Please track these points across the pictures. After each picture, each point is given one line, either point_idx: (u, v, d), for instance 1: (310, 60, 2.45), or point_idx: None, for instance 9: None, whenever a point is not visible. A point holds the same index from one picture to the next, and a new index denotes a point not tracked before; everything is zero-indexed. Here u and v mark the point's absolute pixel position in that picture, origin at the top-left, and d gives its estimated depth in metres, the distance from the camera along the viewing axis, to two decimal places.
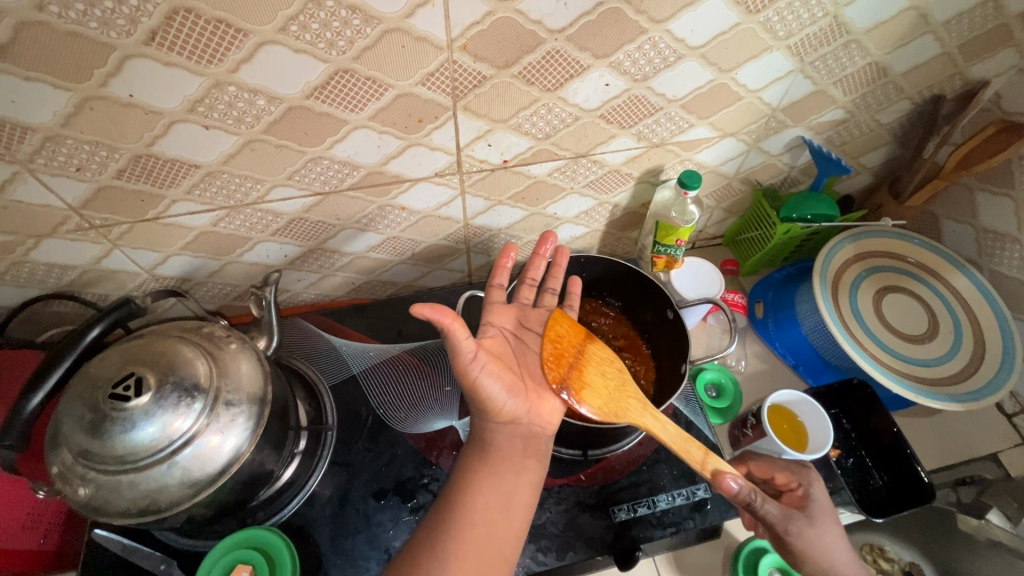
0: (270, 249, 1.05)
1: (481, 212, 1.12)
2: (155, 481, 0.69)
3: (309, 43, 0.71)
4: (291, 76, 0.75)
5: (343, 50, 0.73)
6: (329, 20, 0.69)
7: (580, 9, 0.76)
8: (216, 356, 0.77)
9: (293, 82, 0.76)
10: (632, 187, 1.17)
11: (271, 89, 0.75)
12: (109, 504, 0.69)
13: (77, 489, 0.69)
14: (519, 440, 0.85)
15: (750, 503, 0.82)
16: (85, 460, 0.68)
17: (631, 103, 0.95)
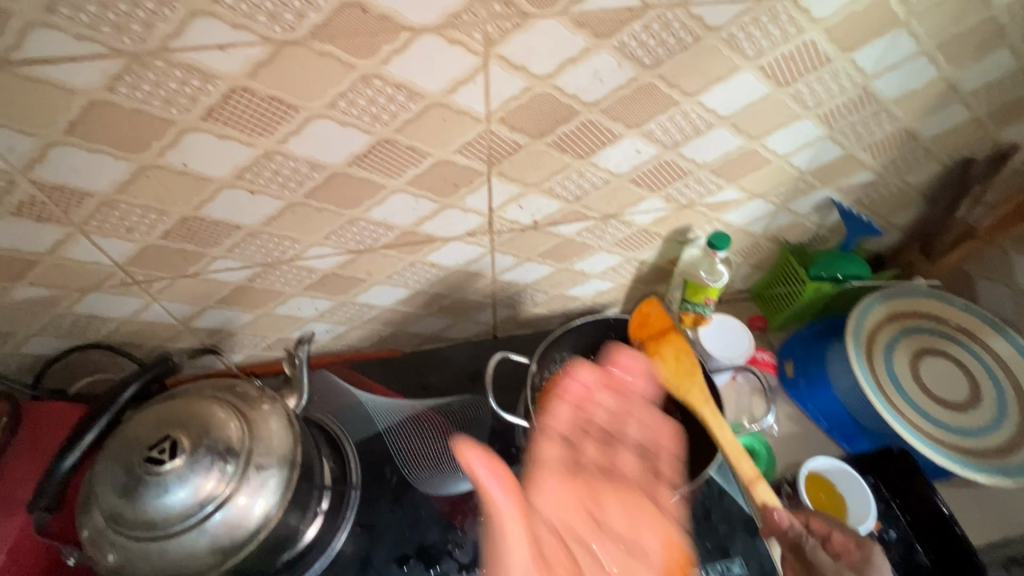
0: (302, 302, 1.07)
1: (509, 268, 1.13)
2: (184, 547, 0.68)
3: (355, 117, 0.74)
4: (336, 146, 0.78)
5: (387, 122, 0.76)
6: (375, 97, 0.72)
7: (615, 83, 0.78)
8: (248, 417, 0.78)
9: (337, 151, 0.78)
10: (659, 245, 1.18)
11: (316, 157, 0.78)
12: (137, 569, 0.68)
13: (108, 555, 0.69)
14: None
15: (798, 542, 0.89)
16: (117, 525, 0.68)
17: (662, 168, 0.96)
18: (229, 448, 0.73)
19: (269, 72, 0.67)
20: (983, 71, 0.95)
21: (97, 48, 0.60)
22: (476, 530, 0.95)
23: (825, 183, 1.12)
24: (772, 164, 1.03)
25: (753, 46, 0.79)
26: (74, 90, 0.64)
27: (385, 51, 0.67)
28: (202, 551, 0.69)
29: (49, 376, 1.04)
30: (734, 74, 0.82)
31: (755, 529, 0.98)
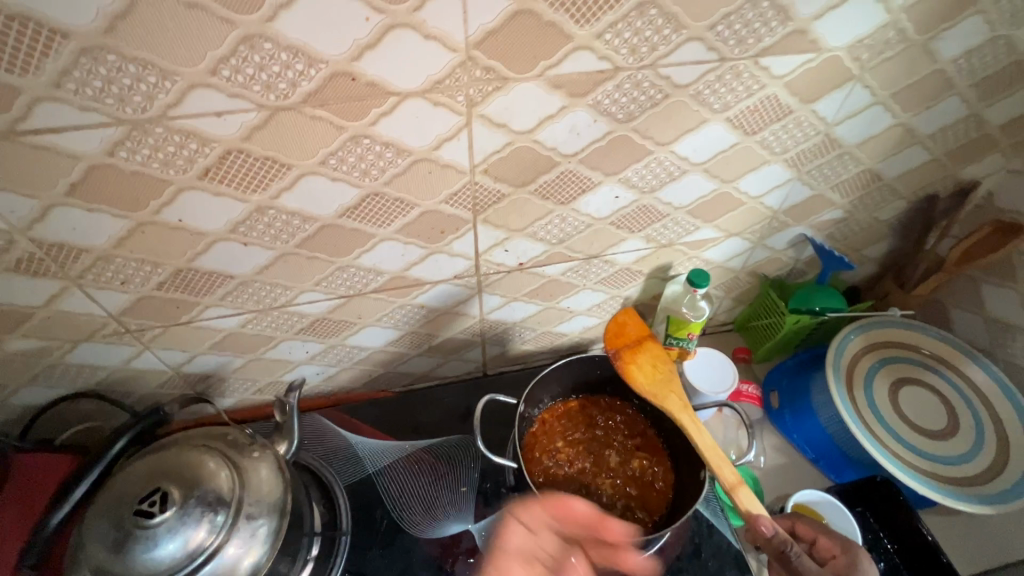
0: (294, 346, 1.08)
1: (497, 308, 1.15)
2: None
3: (344, 172, 0.78)
4: (326, 200, 0.81)
5: (375, 177, 0.80)
6: (364, 154, 0.76)
7: (591, 136, 0.83)
8: (240, 466, 0.78)
9: (328, 204, 0.82)
10: (642, 282, 1.21)
11: (307, 210, 0.82)
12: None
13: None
14: None
15: (784, 553, 0.87)
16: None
17: (640, 211, 1.01)
18: (219, 498, 0.74)
19: (264, 135, 0.70)
20: (937, 117, 1.01)
21: (100, 118, 0.64)
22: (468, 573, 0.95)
23: (798, 221, 1.17)
24: (746, 204, 1.08)
25: (720, 100, 0.84)
26: (76, 156, 0.67)
27: (374, 113, 0.71)
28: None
29: (38, 426, 1.04)
30: (703, 126, 0.87)
31: (744, 564, 0.98)
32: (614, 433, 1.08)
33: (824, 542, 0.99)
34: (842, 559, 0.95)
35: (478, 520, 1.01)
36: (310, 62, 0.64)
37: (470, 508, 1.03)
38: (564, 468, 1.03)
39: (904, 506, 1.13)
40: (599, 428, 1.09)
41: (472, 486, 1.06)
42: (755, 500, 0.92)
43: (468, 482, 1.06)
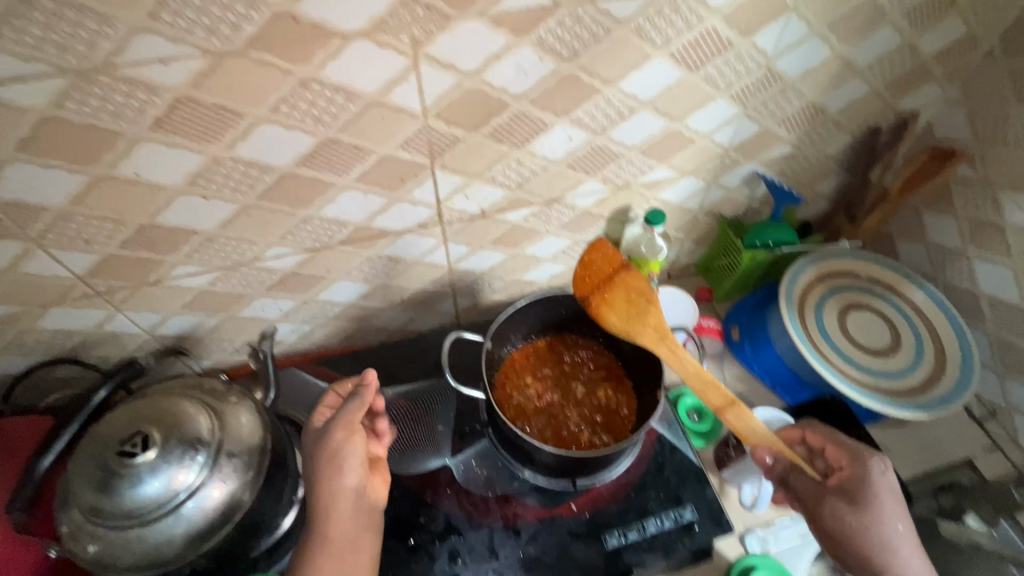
0: (266, 303, 1.11)
1: (464, 257, 1.19)
2: (161, 534, 0.73)
3: (297, 120, 0.79)
4: (282, 149, 0.83)
5: (329, 123, 0.81)
6: (315, 100, 0.78)
7: (539, 75, 0.85)
8: (218, 410, 0.82)
9: (285, 153, 0.83)
10: (604, 226, 1.25)
11: (264, 160, 0.83)
12: (120, 555, 0.72)
13: (89, 545, 0.72)
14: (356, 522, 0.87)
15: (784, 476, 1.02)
16: (98, 516, 0.72)
17: (594, 152, 1.04)
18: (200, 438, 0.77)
19: (213, 82, 0.71)
20: (873, 47, 1.05)
21: (44, 68, 0.64)
22: (447, 502, 1.02)
23: (749, 158, 1.21)
24: (698, 142, 1.11)
25: (661, 35, 0.87)
26: (25, 108, 0.67)
27: (321, 56, 0.73)
28: (180, 535, 0.74)
29: (17, 395, 1.06)
30: (647, 62, 0.90)
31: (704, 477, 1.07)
32: (580, 368, 1.15)
33: (834, 452, 0.99)
34: (849, 470, 0.96)
35: (455, 456, 1.07)
36: (250, 4, 0.65)
37: (447, 445, 1.09)
38: (534, 401, 1.09)
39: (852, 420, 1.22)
40: (567, 364, 1.15)
41: (448, 425, 1.12)
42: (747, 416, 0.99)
43: (444, 422, 1.12)
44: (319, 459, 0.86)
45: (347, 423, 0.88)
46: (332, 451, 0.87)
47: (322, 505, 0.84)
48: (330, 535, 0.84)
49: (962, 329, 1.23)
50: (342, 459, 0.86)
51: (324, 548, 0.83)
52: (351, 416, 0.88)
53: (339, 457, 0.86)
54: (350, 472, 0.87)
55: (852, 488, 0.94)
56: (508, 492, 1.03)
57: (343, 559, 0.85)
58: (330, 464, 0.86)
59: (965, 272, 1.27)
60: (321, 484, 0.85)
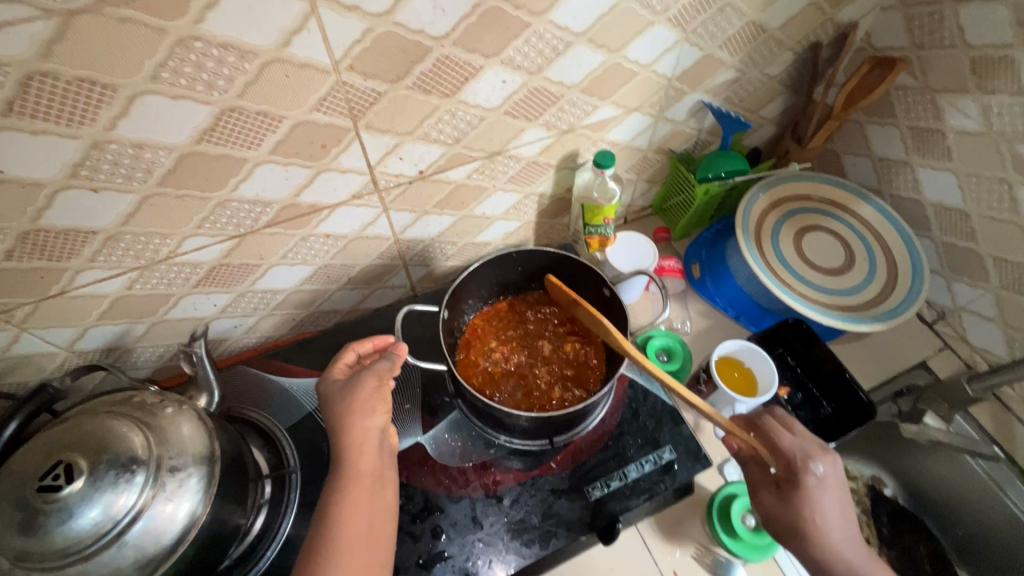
0: (197, 301, 1.01)
1: (408, 225, 1.11)
2: (106, 566, 0.66)
3: (186, 87, 0.68)
4: (174, 124, 0.72)
5: (224, 89, 0.71)
6: (202, 62, 0.67)
7: (459, 12, 0.76)
8: (153, 425, 0.74)
9: (179, 129, 0.73)
10: (553, 175, 1.19)
11: (155, 140, 0.72)
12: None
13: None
14: (378, 468, 0.85)
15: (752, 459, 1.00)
16: (30, 558, 0.65)
17: (532, 95, 0.96)
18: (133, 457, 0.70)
19: (68, 48, 0.60)
20: None
21: None
22: (424, 480, 0.98)
23: (693, 87, 1.16)
24: (641, 74, 1.05)
25: None
26: None
27: (195, 7, 0.62)
28: (129, 562, 0.67)
29: None
30: None
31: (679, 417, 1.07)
32: (545, 325, 1.12)
33: (778, 453, 0.96)
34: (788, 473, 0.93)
35: (427, 432, 1.03)
36: None
37: (417, 422, 1.05)
38: (501, 364, 1.06)
39: (814, 340, 1.23)
40: (531, 323, 1.12)
41: (415, 402, 1.07)
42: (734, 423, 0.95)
43: (411, 400, 1.07)
44: (345, 407, 0.88)
45: (377, 375, 0.90)
46: (359, 401, 0.87)
47: (348, 448, 0.84)
48: (360, 472, 0.84)
49: (911, 237, 1.25)
50: (372, 411, 0.87)
51: (355, 485, 0.82)
52: (379, 367, 0.90)
53: (365, 405, 0.87)
54: (381, 413, 0.88)
55: (793, 491, 0.91)
56: (486, 460, 1.00)
57: (370, 505, 0.82)
58: (354, 414, 0.86)
59: (910, 182, 1.29)
60: (349, 427, 0.86)
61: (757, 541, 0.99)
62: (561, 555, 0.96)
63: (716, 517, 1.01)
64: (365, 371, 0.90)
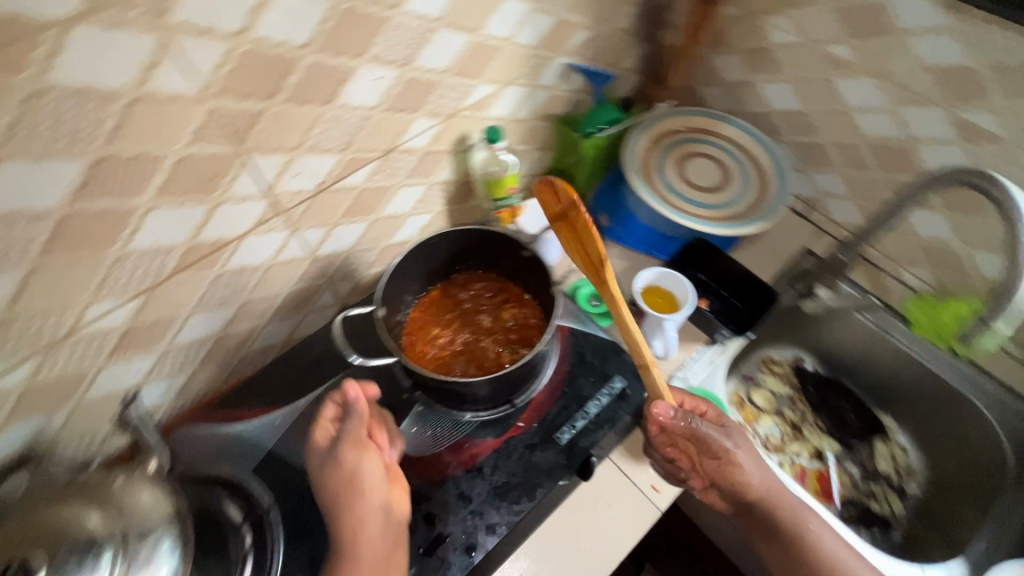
0: (116, 371, 0.95)
1: (322, 241, 1.11)
2: None
3: (47, 142, 0.65)
4: (46, 186, 0.68)
5: (90, 137, 0.68)
6: (57, 112, 0.64)
7: (316, 17, 0.78)
8: (105, 500, 0.71)
9: (47, 187, 0.68)
10: (450, 161, 1.23)
11: (27, 208, 0.68)
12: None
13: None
14: (389, 541, 0.86)
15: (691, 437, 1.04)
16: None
17: (409, 86, 1.00)
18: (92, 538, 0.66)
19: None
20: None
21: None
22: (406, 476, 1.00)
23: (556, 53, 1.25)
24: (509, 47, 1.13)
25: None
26: None
27: (30, 54, 0.59)
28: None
29: None
30: None
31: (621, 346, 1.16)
32: (479, 299, 1.16)
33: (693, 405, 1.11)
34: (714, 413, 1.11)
35: None
36: None
37: None
38: (448, 346, 1.09)
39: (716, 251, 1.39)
40: (466, 301, 1.16)
41: None
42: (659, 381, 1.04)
43: None
44: (337, 479, 0.89)
45: (353, 440, 0.91)
46: (347, 469, 0.89)
47: (351, 527, 0.85)
48: (363, 562, 0.83)
49: (769, 143, 1.43)
50: (361, 470, 0.89)
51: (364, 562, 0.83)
52: (354, 428, 0.92)
53: (357, 474, 0.88)
54: (377, 488, 0.88)
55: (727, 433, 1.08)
56: (458, 439, 1.04)
57: None
58: (344, 495, 0.88)
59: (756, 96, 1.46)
60: (348, 509, 0.87)
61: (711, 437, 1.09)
62: (550, 502, 1.02)
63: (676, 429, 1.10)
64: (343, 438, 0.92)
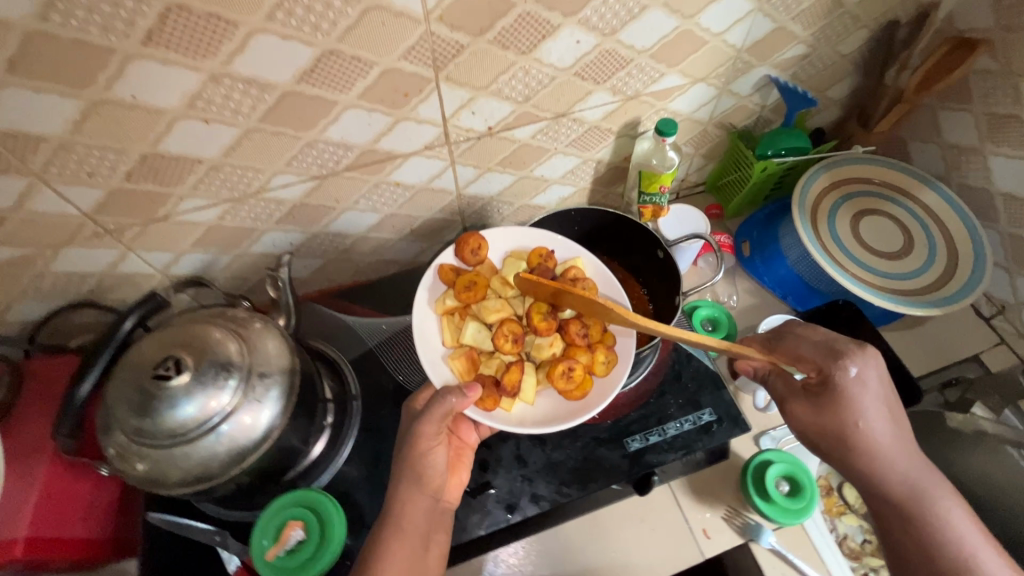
0: (191, 262, 0.67)
1: (474, 181, 0.70)
2: (187, 474, 0.47)
3: (226, 192, 0.59)
4: (190, 218, 0.61)
5: (248, 184, 0.59)
6: (246, 178, 0.58)
7: (660, 26, 0.56)
8: (189, 319, 0.52)
9: (205, 142, 0.53)
10: (705, 121, 0.73)
11: (170, 246, 0.64)
12: (162, 480, 0.47)
13: (137, 467, 0.46)
14: None
15: None
16: (147, 439, 0.46)
17: (739, 67, 0.66)
18: (102, 341, 0.51)
19: (94, 129, 0.48)
20: None
21: (21, 249, 0.57)
22: None
23: (872, 62, 0.73)
24: (822, 38, 0.66)
25: None
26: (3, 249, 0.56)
27: (222, 42, 0.45)
28: (183, 521, 0.56)
29: None
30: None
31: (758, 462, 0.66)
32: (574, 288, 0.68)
33: None
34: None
35: None
36: (152, 121, 0.49)
37: None
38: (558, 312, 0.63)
39: None
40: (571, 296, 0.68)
41: None
42: (520, 408, 0.58)
43: None
44: (404, 472, 0.54)
45: (456, 441, 0.59)
46: (411, 445, 0.54)
47: None
48: None
49: None
50: (426, 459, 0.54)
51: None
52: (423, 435, 0.53)
53: (423, 461, 0.54)
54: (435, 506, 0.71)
55: None
56: None
57: None
58: (414, 454, 0.54)
59: None
60: None
61: (795, 507, 0.62)
62: None
63: (755, 493, 0.63)
64: (412, 425, 0.54)
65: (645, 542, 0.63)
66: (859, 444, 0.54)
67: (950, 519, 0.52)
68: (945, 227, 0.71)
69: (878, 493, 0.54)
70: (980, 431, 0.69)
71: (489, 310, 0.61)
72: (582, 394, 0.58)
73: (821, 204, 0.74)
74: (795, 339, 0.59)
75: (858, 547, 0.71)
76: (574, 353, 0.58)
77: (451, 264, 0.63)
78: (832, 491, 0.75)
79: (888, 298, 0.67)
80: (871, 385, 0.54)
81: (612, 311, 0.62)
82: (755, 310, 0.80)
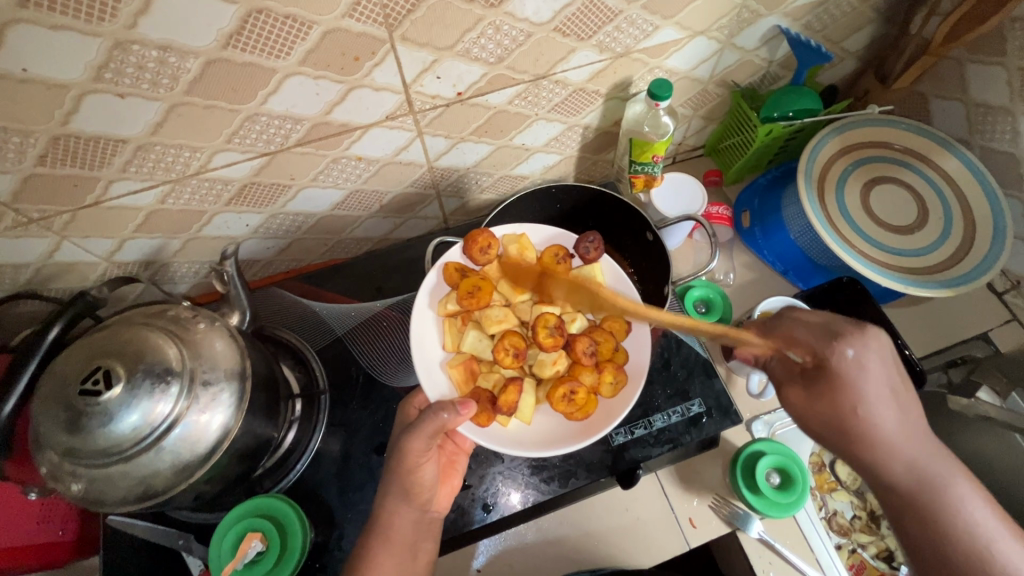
0: (136, 250, 0.61)
1: (447, 153, 0.63)
2: (127, 493, 0.43)
3: (161, 172, 0.52)
4: (125, 203, 0.54)
5: (187, 163, 0.52)
6: (182, 157, 0.51)
7: None
8: (120, 322, 0.47)
9: (125, 119, 0.46)
10: (706, 79, 0.65)
11: (108, 232, 0.57)
12: (101, 500, 0.43)
13: (72, 488, 0.43)
14: None
15: None
16: (78, 458, 0.42)
17: (747, 14, 0.57)
18: (26, 351, 0.46)
19: None
20: None
21: None
22: None
23: (896, 8, 0.64)
24: None
25: None
26: None
27: (119, 1, 0.37)
28: (147, 523, 0.55)
29: None
30: None
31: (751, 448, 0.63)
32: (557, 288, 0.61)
33: None
34: None
35: None
36: (55, 97, 0.42)
37: None
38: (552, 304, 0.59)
39: None
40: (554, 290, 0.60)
41: None
42: (515, 429, 0.54)
43: None
44: (392, 485, 0.52)
45: (451, 448, 0.57)
46: (394, 463, 0.51)
47: None
48: None
49: None
50: (407, 478, 0.51)
51: None
52: (413, 450, 0.50)
53: (404, 482, 0.51)
54: None
55: None
56: None
57: None
58: (403, 471, 0.51)
59: None
60: None
61: (783, 499, 0.59)
62: None
63: (742, 483, 0.61)
64: (401, 441, 0.51)
65: (628, 530, 0.62)
66: (865, 432, 0.47)
67: (967, 513, 0.46)
68: (963, 195, 0.64)
69: (885, 485, 0.48)
70: (981, 415, 0.66)
71: (499, 320, 0.57)
72: (578, 418, 0.54)
73: (830, 169, 0.67)
74: (790, 321, 0.51)
75: (848, 523, 0.67)
76: (578, 375, 0.54)
77: (457, 262, 0.58)
78: (824, 467, 0.70)
79: (897, 278, 0.61)
80: (870, 365, 0.47)
81: (627, 327, 0.57)
82: (753, 285, 0.75)
